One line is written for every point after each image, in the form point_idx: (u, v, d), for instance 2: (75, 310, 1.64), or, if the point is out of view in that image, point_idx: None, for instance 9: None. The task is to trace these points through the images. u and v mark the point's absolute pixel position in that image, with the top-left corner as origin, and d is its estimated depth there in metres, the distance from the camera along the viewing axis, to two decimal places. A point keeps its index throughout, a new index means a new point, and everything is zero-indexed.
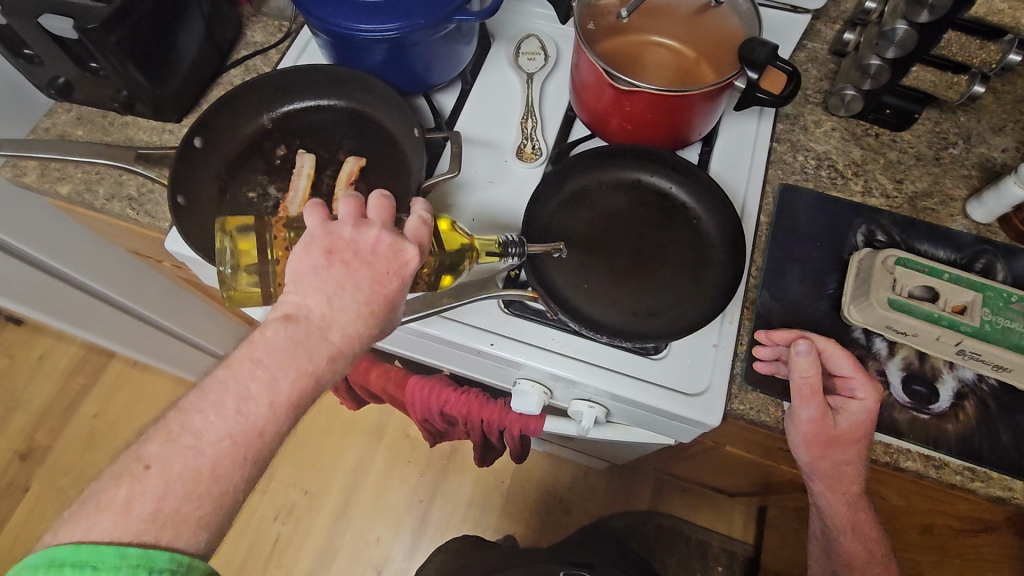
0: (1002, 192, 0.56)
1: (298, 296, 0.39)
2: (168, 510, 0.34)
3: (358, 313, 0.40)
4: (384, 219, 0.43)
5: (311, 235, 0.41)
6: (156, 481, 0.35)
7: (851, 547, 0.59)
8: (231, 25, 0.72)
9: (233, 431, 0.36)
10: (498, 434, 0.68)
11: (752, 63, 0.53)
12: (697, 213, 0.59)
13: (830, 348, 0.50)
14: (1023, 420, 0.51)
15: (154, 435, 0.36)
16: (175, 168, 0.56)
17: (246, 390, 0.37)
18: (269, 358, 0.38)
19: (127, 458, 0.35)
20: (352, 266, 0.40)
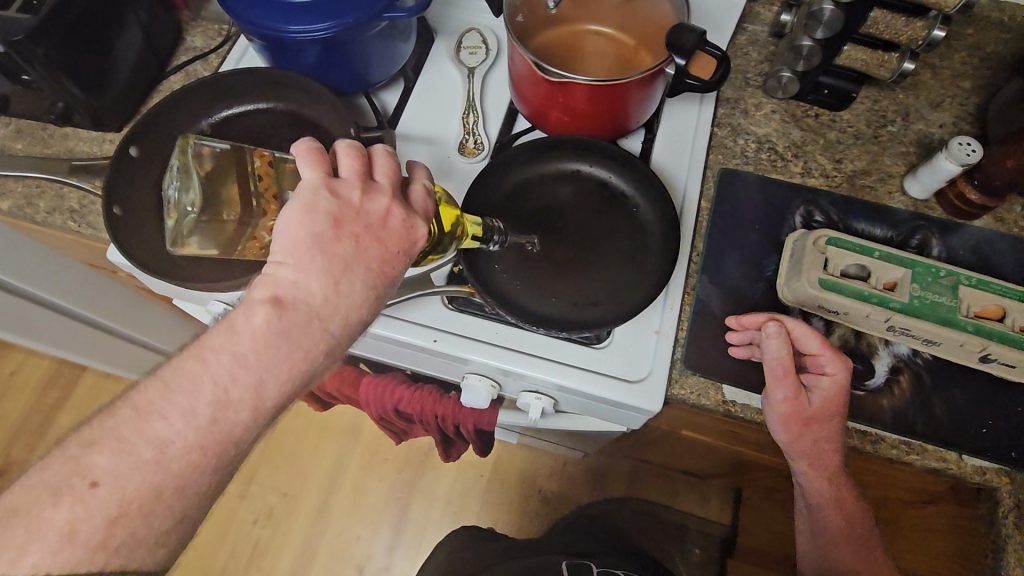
0: (935, 168, 0.57)
1: (298, 273, 0.39)
2: (121, 536, 0.33)
3: (363, 299, 0.41)
4: (393, 186, 0.44)
5: (315, 196, 0.40)
6: (102, 502, 0.33)
7: (830, 522, 0.56)
8: (169, 31, 0.71)
9: (203, 441, 0.36)
10: (455, 428, 0.69)
11: (681, 48, 0.52)
12: (635, 201, 0.59)
13: (800, 326, 0.50)
14: (955, 391, 0.51)
15: (105, 440, 0.34)
16: (110, 178, 0.55)
17: (224, 395, 0.36)
18: (256, 358, 0.37)
19: (68, 471, 0.33)
20: (361, 241, 0.41)
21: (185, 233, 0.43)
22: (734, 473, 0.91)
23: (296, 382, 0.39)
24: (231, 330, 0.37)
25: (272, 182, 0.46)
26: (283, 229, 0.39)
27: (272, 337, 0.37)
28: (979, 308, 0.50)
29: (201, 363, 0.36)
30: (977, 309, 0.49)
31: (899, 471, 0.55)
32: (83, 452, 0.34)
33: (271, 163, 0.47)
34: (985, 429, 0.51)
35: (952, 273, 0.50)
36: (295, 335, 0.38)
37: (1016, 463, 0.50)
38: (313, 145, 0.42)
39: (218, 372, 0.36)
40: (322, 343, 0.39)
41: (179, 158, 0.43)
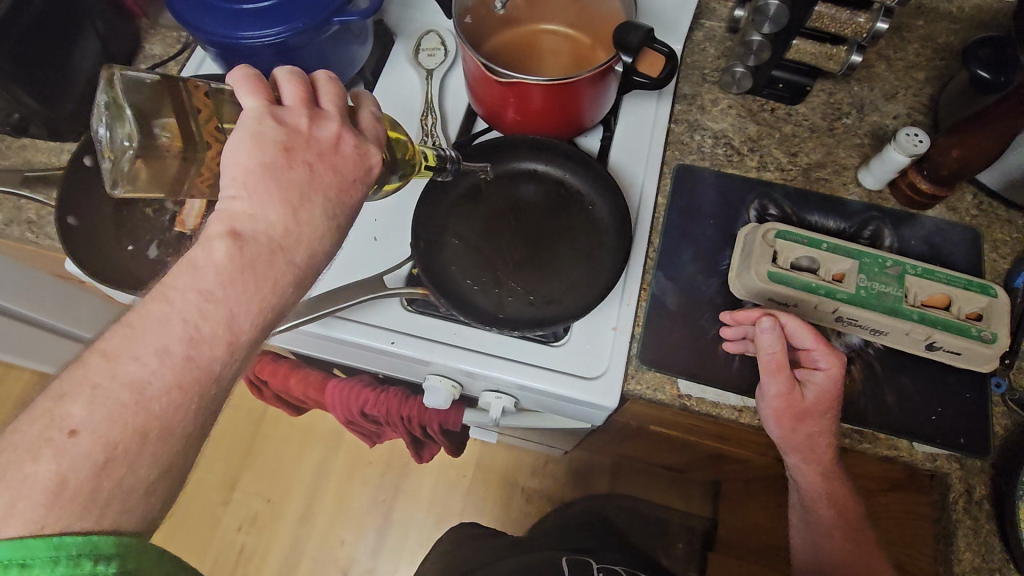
0: (885, 159, 0.57)
1: (253, 204, 0.37)
2: (110, 485, 0.30)
3: (327, 229, 0.39)
4: (341, 113, 0.41)
5: (261, 123, 0.38)
6: (86, 451, 0.30)
7: (826, 515, 0.54)
8: (127, 40, 0.71)
9: (181, 378, 0.33)
10: (422, 429, 0.70)
11: (627, 47, 0.53)
12: (591, 199, 0.59)
13: (793, 320, 0.49)
14: (907, 380, 0.52)
15: (77, 388, 0.31)
16: (62, 188, 0.55)
17: (196, 331, 0.34)
18: (223, 292, 0.35)
19: (42, 427, 0.29)
20: (316, 168, 0.39)
21: (127, 171, 0.37)
22: (710, 466, 0.91)
23: (267, 318, 0.37)
24: (193, 267, 0.35)
25: (214, 115, 0.42)
26: (230, 162, 0.37)
27: (236, 270, 0.35)
28: (925, 297, 0.50)
29: (166, 302, 0.34)
30: (922, 297, 0.50)
31: (857, 459, 0.55)
32: (55, 405, 0.30)
33: (209, 95, 0.42)
34: (934, 416, 0.51)
35: (898, 264, 0.51)
36: (261, 267, 0.36)
37: (964, 449, 0.50)
38: (249, 72, 0.38)
39: (184, 309, 0.34)
40: (291, 273, 0.37)
41: (107, 91, 0.36)
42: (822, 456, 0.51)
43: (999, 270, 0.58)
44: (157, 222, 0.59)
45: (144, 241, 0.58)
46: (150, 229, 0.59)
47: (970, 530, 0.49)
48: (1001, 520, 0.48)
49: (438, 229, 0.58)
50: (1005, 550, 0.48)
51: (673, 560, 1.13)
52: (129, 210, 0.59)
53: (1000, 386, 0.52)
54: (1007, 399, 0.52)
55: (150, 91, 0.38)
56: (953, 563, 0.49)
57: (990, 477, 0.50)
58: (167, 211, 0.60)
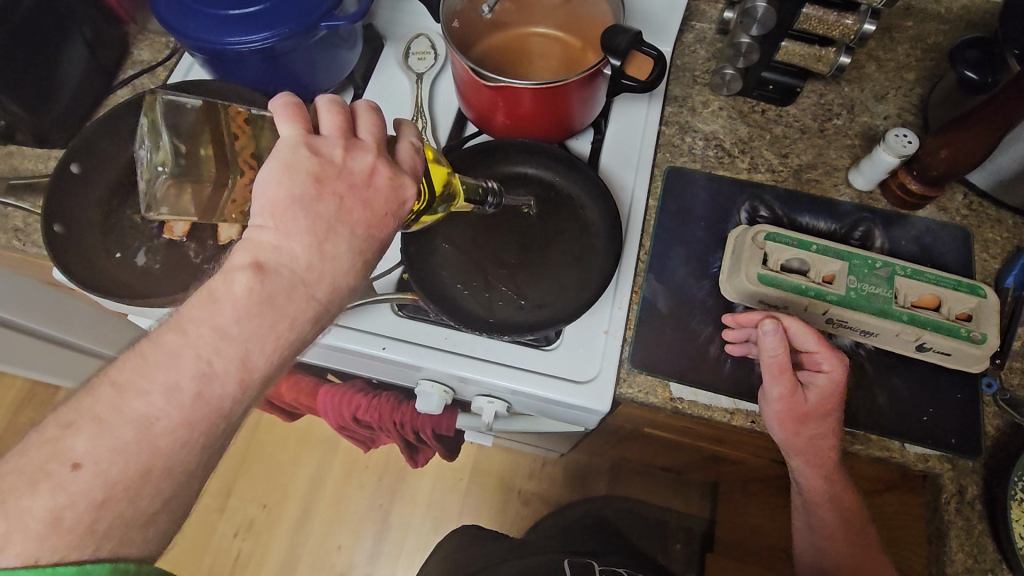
0: (875, 161, 0.57)
1: (279, 236, 0.35)
2: (107, 521, 0.30)
3: (352, 263, 0.38)
4: (378, 143, 0.39)
5: (294, 153, 0.36)
6: (85, 486, 0.30)
7: (829, 518, 0.53)
8: (114, 46, 0.70)
9: (189, 417, 0.32)
10: (415, 433, 0.69)
11: (615, 50, 0.53)
12: (581, 202, 0.59)
13: (794, 322, 0.48)
14: (898, 381, 0.52)
15: (84, 422, 0.31)
16: (48, 194, 0.56)
17: (209, 367, 0.33)
18: (238, 329, 0.34)
19: (46, 456, 0.30)
20: (345, 201, 0.37)
21: (160, 195, 0.38)
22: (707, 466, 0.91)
23: (284, 353, 0.35)
24: (211, 299, 0.34)
25: (250, 142, 0.41)
26: (259, 191, 0.36)
27: (256, 305, 0.34)
28: (916, 298, 0.50)
29: (181, 335, 0.33)
30: (913, 299, 0.50)
31: (851, 460, 0.55)
32: (61, 434, 0.30)
33: (249, 120, 0.42)
34: (925, 417, 0.51)
35: (888, 265, 0.51)
36: (281, 301, 0.35)
37: (956, 449, 0.50)
38: (289, 99, 0.37)
39: (200, 345, 0.33)
40: (310, 311, 0.36)
41: (148, 113, 0.37)
42: (824, 459, 0.51)
43: (989, 270, 0.58)
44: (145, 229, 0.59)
45: (132, 249, 0.58)
46: (137, 236, 0.58)
47: (962, 531, 0.49)
48: (993, 520, 0.48)
49: (429, 233, 0.58)
50: (998, 551, 0.48)
51: (672, 561, 1.15)
52: (116, 218, 0.59)
53: (991, 386, 0.52)
54: (997, 399, 0.52)
55: (189, 116, 0.39)
56: (947, 564, 0.48)
57: (982, 477, 0.50)
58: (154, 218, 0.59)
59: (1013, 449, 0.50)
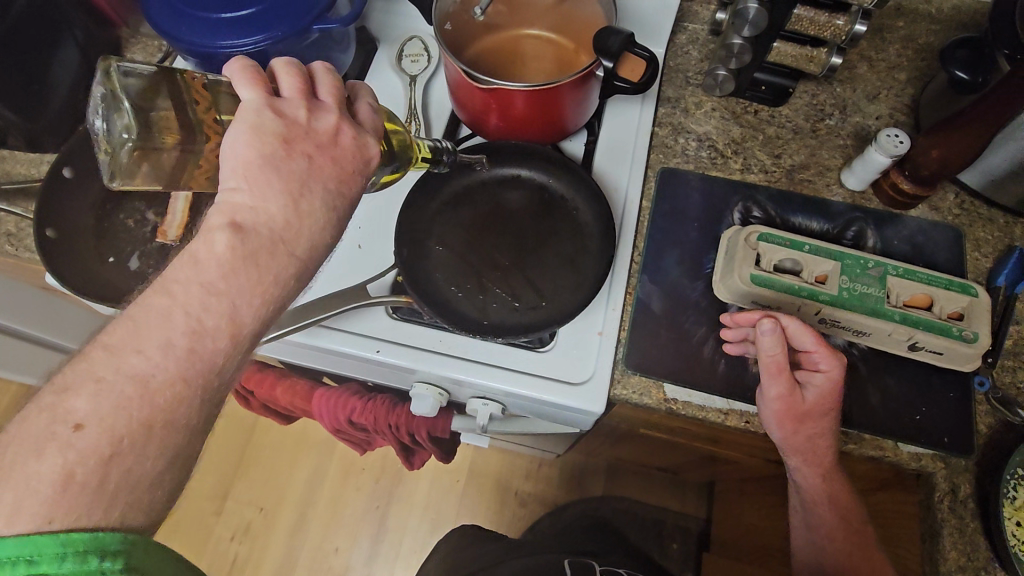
0: (867, 161, 0.58)
1: (254, 197, 0.36)
2: (118, 476, 0.30)
3: (327, 220, 0.39)
4: (339, 104, 0.41)
5: (259, 114, 0.37)
6: (92, 443, 0.29)
7: (828, 516, 0.53)
8: (107, 50, 0.70)
9: (185, 371, 0.32)
10: (410, 436, 0.69)
11: (608, 52, 0.53)
12: (574, 204, 0.59)
13: (794, 322, 0.48)
14: (891, 380, 0.52)
15: (81, 383, 0.30)
16: (41, 201, 0.55)
17: (199, 324, 0.33)
18: (226, 284, 0.34)
19: (48, 419, 0.29)
20: (315, 159, 0.38)
21: (128, 165, 0.38)
22: (704, 467, 0.91)
23: (271, 309, 0.36)
24: (193, 261, 0.34)
25: (211, 106, 0.42)
26: (229, 154, 0.36)
27: (237, 262, 0.34)
28: (907, 298, 0.51)
29: (167, 296, 0.33)
30: (905, 298, 0.51)
31: (846, 460, 0.55)
32: (59, 399, 0.29)
33: (206, 86, 0.42)
34: (918, 416, 0.51)
35: (880, 265, 0.51)
36: (262, 260, 0.35)
37: (949, 448, 0.50)
38: (246, 63, 0.38)
39: (189, 302, 0.33)
40: (291, 267, 0.37)
41: (104, 83, 0.37)
42: (823, 457, 0.51)
43: (981, 268, 0.58)
44: (138, 232, 0.59)
45: (125, 253, 0.58)
46: (130, 241, 0.59)
47: (956, 529, 0.49)
48: (985, 519, 0.49)
49: (423, 236, 0.58)
50: (990, 549, 0.48)
51: (669, 562, 1.15)
52: (109, 223, 0.59)
53: (983, 384, 0.52)
54: (989, 397, 0.52)
55: (146, 82, 0.39)
56: (940, 563, 0.49)
57: (975, 475, 0.50)
58: (149, 222, 0.60)
59: (1004, 448, 0.51)
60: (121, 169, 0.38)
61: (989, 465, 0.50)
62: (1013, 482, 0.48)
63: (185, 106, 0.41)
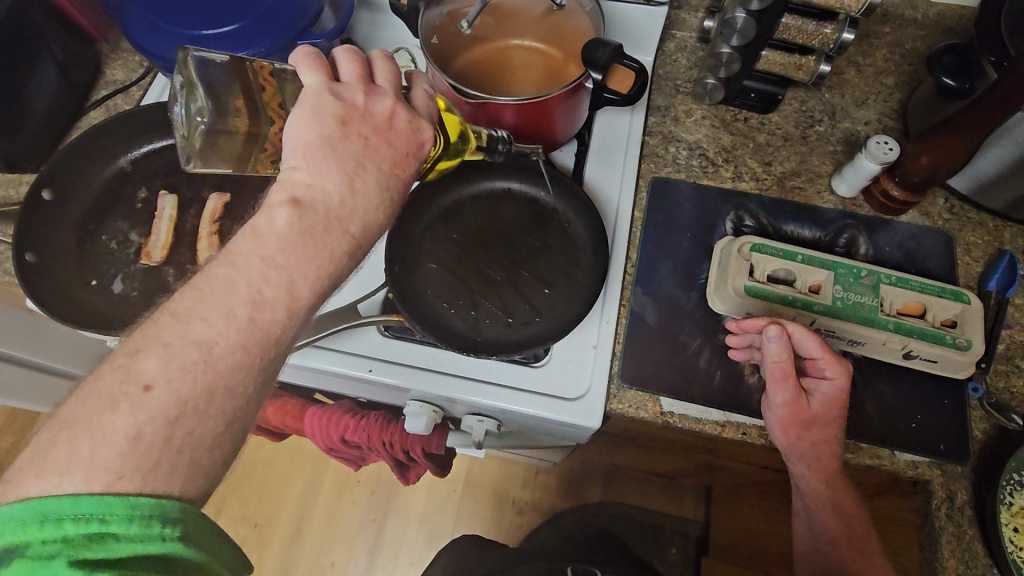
0: (857, 168, 0.58)
1: (312, 174, 0.35)
2: (182, 436, 0.30)
3: (382, 198, 0.37)
4: (395, 88, 0.40)
5: (318, 97, 0.37)
6: (160, 404, 0.29)
7: (831, 525, 0.53)
8: (87, 68, 0.69)
9: (246, 340, 0.32)
10: (405, 453, 0.68)
11: (596, 64, 0.52)
12: (566, 216, 0.59)
13: (801, 329, 0.48)
14: (885, 389, 0.52)
15: (150, 346, 0.30)
16: (18, 225, 0.54)
17: (259, 295, 0.32)
18: (285, 257, 0.33)
19: (120, 379, 0.30)
20: (370, 141, 0.37)
21: (201, 148, 0.37)
22: (701, 472, 0.91)
23: (326, 284, 0.35)
24: (256, 234, 0.33)
25: (277, 94, 0.41)
26: (290, 134, 0.36)
27: (298, 235, 0.34)
28: (901, 306, 0.51)
29: (232, 267, 0.33)
30: (899, 306, 0.50)
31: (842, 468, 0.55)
32: (131, 360, 0.30)
33: (273, 74, 0.42)
34: (913, 424, 0.51)
35: (873, 272, 0.51)
36: (319, 234, 0.34)
37: (944, 455, 0.50)
38: (309, 48, 0.38)
39: (250, 274, 0.33)
40: (346, 244, 0.36)
41: (182, 73, 0.38)
42: (827, 464, 0.51)
43: (972, 274, 0.58)
44: (122, 254, 0.58)
45: (108, 276, 0.57)
46: (114, 262, 0.57)
47: (953, 536, 0.49)
48: (983, 527, 0.48)
49: (414, 251, 0.57)
50: (988, 555, 0.48)
51: (667, 566, 1.16)
52: (92, 244, 0.58)
53: (976, 391, 0.52)
54: (984, 404, 0.52)
55: (220, 70, 0.39)
56: (938, 570, 0.48)
57: (971, 483, 0.50)
58: (133, 243, 0.58)
59: (1000, 453, 0.51)
60: (201, 149, 0.37)
61: (985, 472, 0.50)
62: (1009, 489, 0.48)
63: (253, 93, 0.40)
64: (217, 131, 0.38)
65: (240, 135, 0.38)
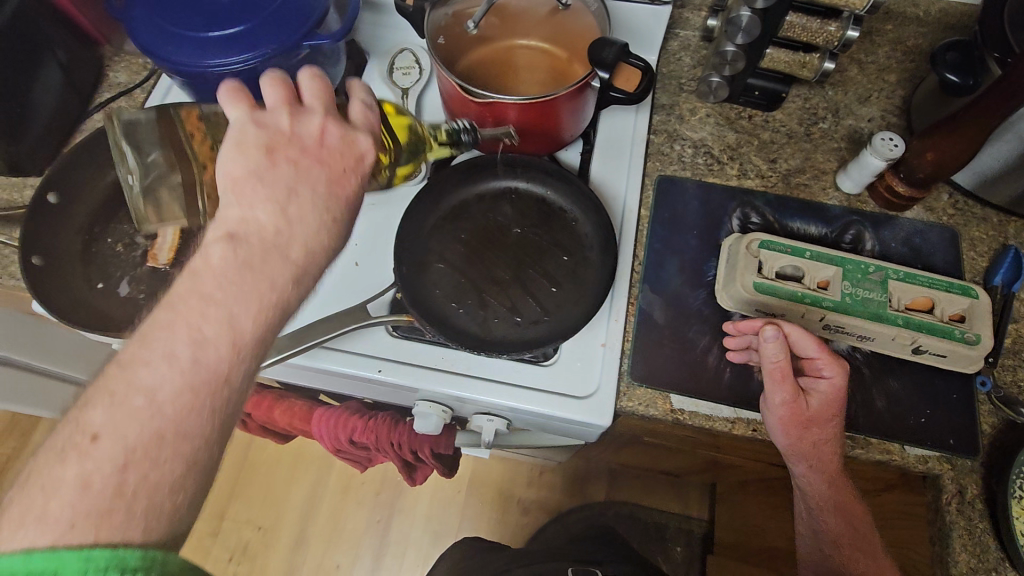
0: (862, 164, 0.58)
1: (243, 207, 0.36)
2: (135, 481, 0.29)
3: (321, 222, 0.38)
4: (325, 107, 0.41)
5: (243, 131, 0.38)
6: (107, 452, 0.29)
7: (834, 525, 0.53)
8: (92, 71, 0.69)
9: (193, 381, 0.32)
10: (413, 454, 0.68)
11: (602, 63, 0.52)
12: (574, 215, 0.59)
13: (795, 330, 0.49)
14: (894, 384, 0.52)
15: (97, 397, 0.31)
16: (25, 229, 0.54)
17: (201, 333, 0.33)
18: (223, 294, 0.34)
19: (68, 431, 0.30)
20: (300, 163, 0.39)
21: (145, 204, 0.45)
22: (707, 469, 0.91)
23: (271, 318, 0.35)
24: (194, 274, 0.34)
25: (205, 137, 0.46)
26: (220, 170, 0.38)
27: (234, 270, 0.34)
28: (909, 301, 0.51)
29: (172, 311, 0.33)
30: (907, 301, 0.51)
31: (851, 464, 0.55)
32: (78, 413, 0.30)
33: (201, 119, 0.47)
34: (923, 419, 0.51)
35: (880, 269, 0.52)
36: (258, 265, 0.35)
37: (955, 450, 0.51)
38: (232, 84, 0.40)
39: (190, 316, 0.33)
40: (288, 272, 0.36)
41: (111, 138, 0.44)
42: (828, 464, 0.51)
43: (977, 268, 0.59)
44: (129, 256, 0.58)
45: (116, 279, 0.57)
46: (122, 265, 0.57)
47: (965, 531, 0.49)
48: (994, 520, 0.49)
49: (423, 252, 0.57)
50: (999, 549, 0.48)
51: (669, 565, 1.13)
52: (98, 247, 0.58)
53: (985, 384, 0.52)
54: (992, 397, 0.52)
55: (147, 131, 0.45)
56: (950, 564, 0.48)
57: (981, 477, 0.50)
58: (139, 245, 0.58)
59: (1010, 447, 0.51)
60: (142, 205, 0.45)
61: (995, 465, 0.50)
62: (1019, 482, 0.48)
63: (181, 140, 0.46)
64: (154, 187, 0.44)
65: (177, 183, 0.45)
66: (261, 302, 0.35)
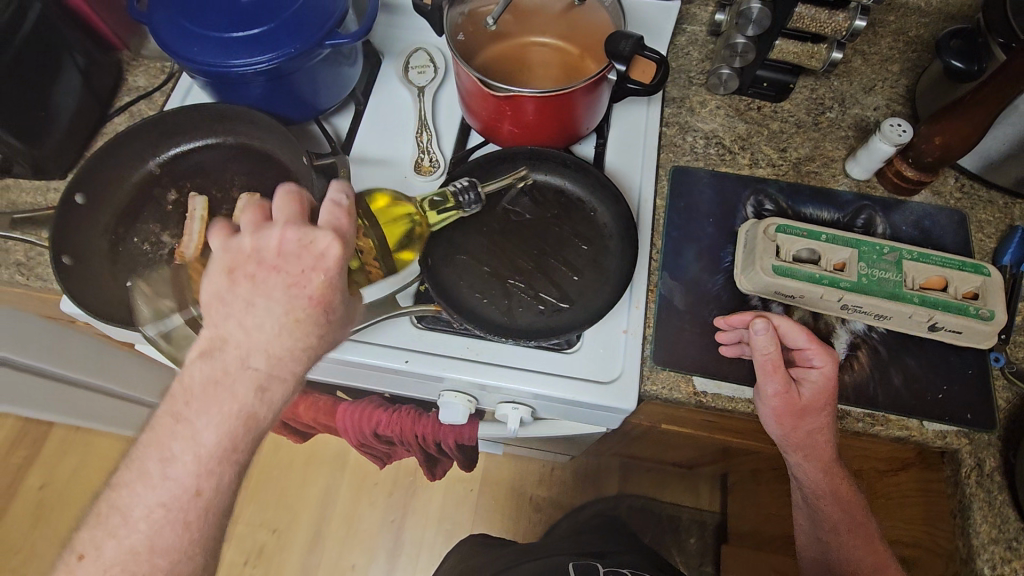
0: (871, 149, 0.60)
1: (212, 327, 0.42)
2: None
3: (281, 326, 0.41)
4: (287, 215, 0.44)
5: (214, 258, 0.44)
6: (91, 567, 0.38)
7: (831, 511, 0.55)
8: (110, 74, 0.70)
9: (162, 498, 0.39)
10: (436, 445, 0.70)
11: (619, 56, 0.54)
12: (593, 206, 0.60)
13: (783, 320, 0.50)
14: (911, 362, 0.54)
15: (92, 518, 0.39)
16: (54, 229, 0.55)
17: (169, 452, 0.40)
18: (188, 415, 0.40)
19: (67, 550, 0.39)
20: (260, 277, 0.42)
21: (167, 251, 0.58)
22: (719, 459, 0.92)
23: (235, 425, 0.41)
24: (168, 398, 0.41)
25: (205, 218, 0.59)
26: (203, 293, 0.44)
27: (197, 393, 0.41)
28: (923, 280, 0.52)
29: (150, 436, 0.40)
30: (921, 280, 0.52)
31: (868, 443, 0.57)
32: (77, 533, 0.39)
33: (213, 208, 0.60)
34: (940, 394, 0.53)
35: (895, 250, 0.53)
36: (219, 381, 0.41)
37: (972, 424, 0.52)
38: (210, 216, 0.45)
39: (163, 438, 0.40)
40: (248, 380, 0.41)
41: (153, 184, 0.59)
42: (822, 452, 0.53)
43: (985, 250, 0.60)
44: (155, 256, 0.58)
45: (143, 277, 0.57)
46: (148, 264, 0.57)
47: (985, 502, 0.50)
48: (1013, 491, 0.50)
49: (446, 244, 0.58)
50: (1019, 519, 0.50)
51: (687, 556, 1.17)
52: (124, 247, 0.58)
53: (998, 359, 0.54)
54: (1005, 372, 0.54)
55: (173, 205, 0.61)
56: (972, 536, 0.50)
57: (999, 450, 0.52)
58: (165, 244, 0.59)
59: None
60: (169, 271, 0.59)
61: (1011, 438, 0.52)
62: None
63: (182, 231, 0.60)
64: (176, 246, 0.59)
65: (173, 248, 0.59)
66: (220, 415, 0.40)
